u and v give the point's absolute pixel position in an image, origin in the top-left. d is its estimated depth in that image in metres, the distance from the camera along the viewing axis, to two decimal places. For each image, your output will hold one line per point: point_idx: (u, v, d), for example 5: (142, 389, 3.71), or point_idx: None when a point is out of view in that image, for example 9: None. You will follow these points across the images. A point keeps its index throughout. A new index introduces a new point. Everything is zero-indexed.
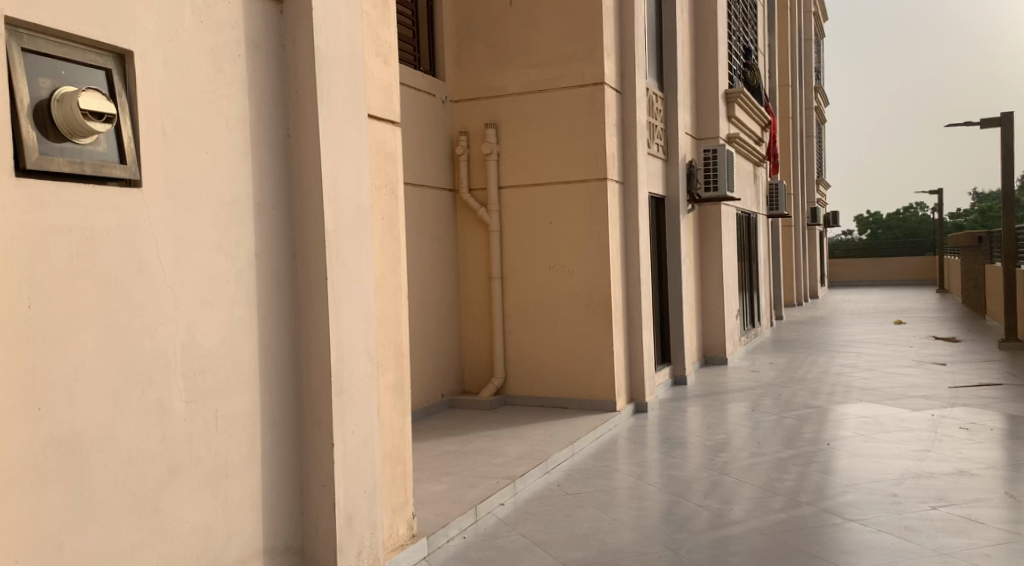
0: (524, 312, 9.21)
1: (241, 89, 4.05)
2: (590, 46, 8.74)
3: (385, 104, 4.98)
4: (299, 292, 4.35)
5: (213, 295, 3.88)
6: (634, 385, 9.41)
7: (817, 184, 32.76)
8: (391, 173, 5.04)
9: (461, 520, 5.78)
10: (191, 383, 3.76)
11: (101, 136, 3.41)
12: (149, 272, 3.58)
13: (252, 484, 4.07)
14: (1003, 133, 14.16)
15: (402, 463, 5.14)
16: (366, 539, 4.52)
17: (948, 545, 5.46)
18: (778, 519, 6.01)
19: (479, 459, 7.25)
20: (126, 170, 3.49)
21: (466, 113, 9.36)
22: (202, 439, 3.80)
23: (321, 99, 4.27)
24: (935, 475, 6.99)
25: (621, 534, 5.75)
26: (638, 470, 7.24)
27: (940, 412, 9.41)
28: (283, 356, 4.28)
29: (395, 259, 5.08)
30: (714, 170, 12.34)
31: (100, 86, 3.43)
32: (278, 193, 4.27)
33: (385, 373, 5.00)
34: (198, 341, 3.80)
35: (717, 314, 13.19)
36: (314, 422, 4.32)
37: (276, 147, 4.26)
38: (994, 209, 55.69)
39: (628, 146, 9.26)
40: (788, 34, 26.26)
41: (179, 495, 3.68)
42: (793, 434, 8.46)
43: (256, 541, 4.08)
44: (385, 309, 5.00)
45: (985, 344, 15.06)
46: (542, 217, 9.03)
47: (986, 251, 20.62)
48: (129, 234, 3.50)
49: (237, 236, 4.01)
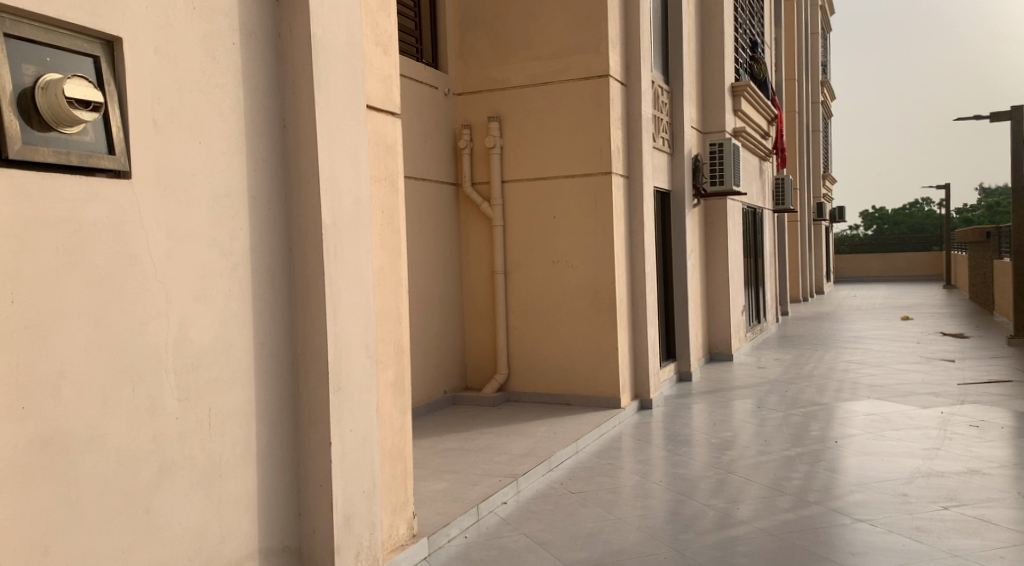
0: (527, 307, 9.10)
1: (235, 78, 3.94)
2: (596, 38, 8.61)
3: (384, 94, 4.87)
4: (295, 286, 4.24)
5: (207, 290, 3.78)
6: (638, 381, 9.30)
7: (823, 179, 32.62)
8: (391, 166, 4.93)
9: (462, 519, 5.67)
10: (184, 380, 3.65)
11: (89, 125, 3.30)
12: (140, 265, 3.47)
13: (247, 484, 3.96)
14: (1014, 127, 14.01)
15: (402, 461, 5.04)
16: (365, 539, 4.41)
17: (961, 546, 5.34)
18: (786, 519, 5.90)
19: (482, 456, 7.15)
20: (116, 161, 3.37)
21: (469, 105, 9.24)
22: (196, 437, 3.69)
23: (318, 88, 4.16)
24: (945, 474, 6.87)
25: (626, 534, 5.64)
26: (642, 468, 7.12)
27: (950, 409, 9.27)
28: (278, 353, 4.17)
29: (395, 253, 4.97)
30: (720, 164, 12.17)
31: (87, 74, 3.32)
32: (274, 185, 4.16)
33: (385, 370, 4.90)
34: (190, 337, 3.69)
35: (723, 309, 13.07)
36: (312, 420, 4.21)
37: (272, 138, 4.15)
38: (1002, 205, 55.33)
39: (634, 140, 9.13)
40: (795, 28, 26.08)
41: (171, 496, 3.58)
42: (800, 432, 8.35)
43: (251, 543, 3.97)
44: (385, 305, 4.89)
45: (993, 340, 14.91)
46: (547, 212, 8.91)
47: (994, 247, 20.47)
48: (118, 225, 3.39)
49: (231, 229, 3.91)
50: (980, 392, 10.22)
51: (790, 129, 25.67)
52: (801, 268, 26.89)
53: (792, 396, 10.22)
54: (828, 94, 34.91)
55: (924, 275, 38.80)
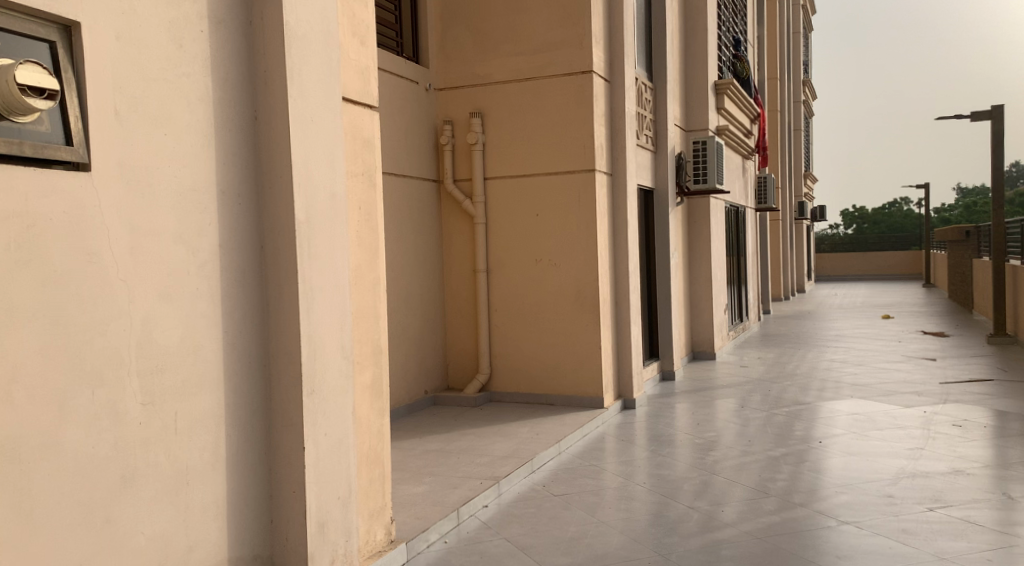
0: (508, 305, 8.96)
1: (203, 67, 3.77)
2: (578, 34, 8.47)
3: (362, 86, 4.71)
4: (268, 285, 4.08)
5: (173, 289, 3.62)
6: (622, 380, 9.19)
7: (804, 178, 32.65)
8: (368, 160, 4.77)
9: (441, 524, 5.53)
10: (148, 384, 3.49)
11: (43, 115, 3.15)
12: (100, 264, 3.31)
13: (216, 490, 3.81)
14: (994, 127, 14.01)
15: (380, 464, 4.90)
16: (340, 546, 4.26)
17: (948, 549, 5.25)
18: (771, 521, 5.79)
19: (463, 458, 7.00)
20: (74, 153, 3.22)
21: (451, 101, 9.10)
22: (161, 442, 3.54)
23: (292, 79, 3.99)
24: (930, 475, 6.78)
25: (609, 538, 5.51)
26: (626, 469, 7.01)
27: (931, 408, 9.23)
28: (250, 354, 4.01)
29: (373, 251, 4.82)
30: (703, 162, 12.09)
31: (43, 60, 3.16)
32: (245, 180, 4.00)
33: (362, 371, 4.75)
34: (154, 338, 3.53)
35: (706, 308, 12.98)
36: (285, 424, 4.06)
37: (244, 131, 3.99)
38: (979, 205, 55.73)
39: (617, 137, 9.01)
40: (777, 27, 26.09)
41: (133, 505, 3.42)
42: (784, 432, 8.25)
43: (220, 552, 3.82)
44: (362, 304, 4.74)
45: (973, 339, 14.89)
46: (529, 209, 8.78)
47: (972, 246, 20.49)
48: (77, 221, 3.23)
49: (199, 225, 3.74)
50: (962, 391, 10.17)
51: (772, 128, 25.66)
52: (782, 267, 26.91)
53: (775, 395, 10.12)
54: (809, 94, 34.98)
55: (903, 273, 38.97)
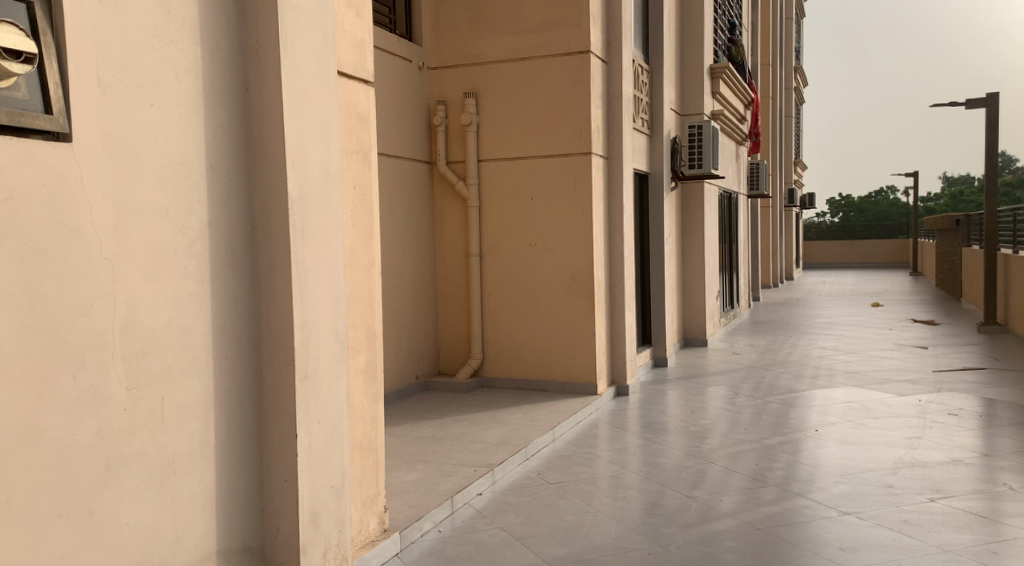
0: (501, 289, 8.81)
1: (192, 35, 3.59)
2: (576, 13, 8.27)
3: (357, 60, 4.52)
4: (259, 265, 3.90)
5: (160, 268, 3.44)
6: (615, 366, 9.07)
7: (795, 164, 32.60)
8: (363, 138, 4.59)
9: (436, 513, 5.38)
10: (133, 367, 3.32)
11: (20, 81, 2.97)
12: (84, 240, 3.14)
13: (204, 479, 3.65)
14: (989, 115, 13.88)
15: (373, 452, 4.74)
16: (333, 538, 4.10)
17: (952, 542, 5.13)
18: (770, 512, 5.67)
19: (456, 445, 6.86)
20: (54, 122, 3.05)
21: (445, 80, 8.89)
22: (147, 429, 3.37)
23: (286, 50, 3.81)
24: (929, 465, 6.67)
25: (606, 528, 5.38)
26: (619, 458, 6.88)
27: (925, 397, 9.13)
28: (240, 335, 3.83)
29: (368, 231, 4.64)
30: (699, 147, 11.94)
31: (20, 20, 2.98)
32: (236, 155, 3.81)
33: (356, 356, 4.59)
34: (140, 320, 3.36)
35: (698, 295, 12.85)
36: (278, 410, 3.89)
37: (235, 104, 3.81)
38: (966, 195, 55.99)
39: (614, 119, 8.84)
40: (770, 12, 25.92)
41: (117, 494, 3.26)
42: (779, 420, 8.14)
43: (209, 543, 3.66)
44: (356, 286, 4.57)
45: (965, 327, 14.76)
46: (523, 192, 8.60)
47: (961, 235, 20.31)
48: (57, 193, 3.06)
49: (188, 203, 3.57)
50: (956, 379, 10.07)
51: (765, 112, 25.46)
52: (772, 254, 26.87)
53: (768, 383, 10.03)
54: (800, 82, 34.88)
55: (892, 261, 39.01)
